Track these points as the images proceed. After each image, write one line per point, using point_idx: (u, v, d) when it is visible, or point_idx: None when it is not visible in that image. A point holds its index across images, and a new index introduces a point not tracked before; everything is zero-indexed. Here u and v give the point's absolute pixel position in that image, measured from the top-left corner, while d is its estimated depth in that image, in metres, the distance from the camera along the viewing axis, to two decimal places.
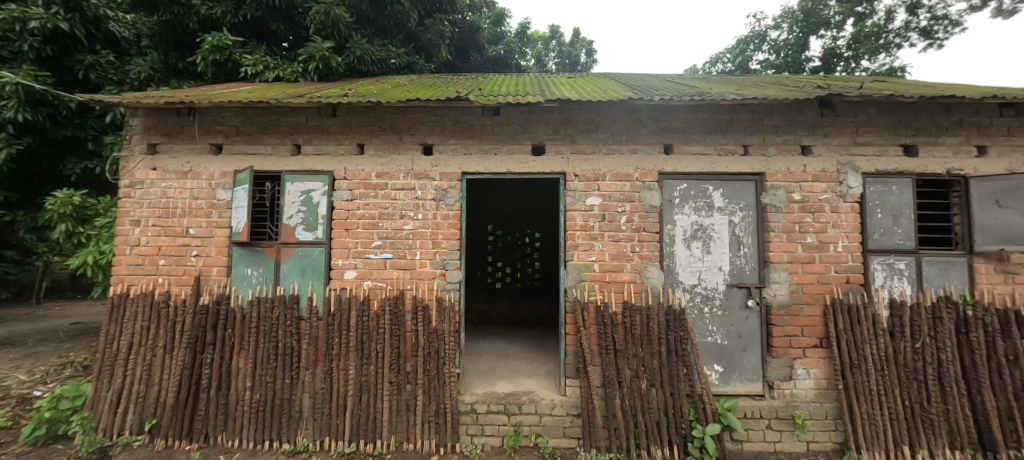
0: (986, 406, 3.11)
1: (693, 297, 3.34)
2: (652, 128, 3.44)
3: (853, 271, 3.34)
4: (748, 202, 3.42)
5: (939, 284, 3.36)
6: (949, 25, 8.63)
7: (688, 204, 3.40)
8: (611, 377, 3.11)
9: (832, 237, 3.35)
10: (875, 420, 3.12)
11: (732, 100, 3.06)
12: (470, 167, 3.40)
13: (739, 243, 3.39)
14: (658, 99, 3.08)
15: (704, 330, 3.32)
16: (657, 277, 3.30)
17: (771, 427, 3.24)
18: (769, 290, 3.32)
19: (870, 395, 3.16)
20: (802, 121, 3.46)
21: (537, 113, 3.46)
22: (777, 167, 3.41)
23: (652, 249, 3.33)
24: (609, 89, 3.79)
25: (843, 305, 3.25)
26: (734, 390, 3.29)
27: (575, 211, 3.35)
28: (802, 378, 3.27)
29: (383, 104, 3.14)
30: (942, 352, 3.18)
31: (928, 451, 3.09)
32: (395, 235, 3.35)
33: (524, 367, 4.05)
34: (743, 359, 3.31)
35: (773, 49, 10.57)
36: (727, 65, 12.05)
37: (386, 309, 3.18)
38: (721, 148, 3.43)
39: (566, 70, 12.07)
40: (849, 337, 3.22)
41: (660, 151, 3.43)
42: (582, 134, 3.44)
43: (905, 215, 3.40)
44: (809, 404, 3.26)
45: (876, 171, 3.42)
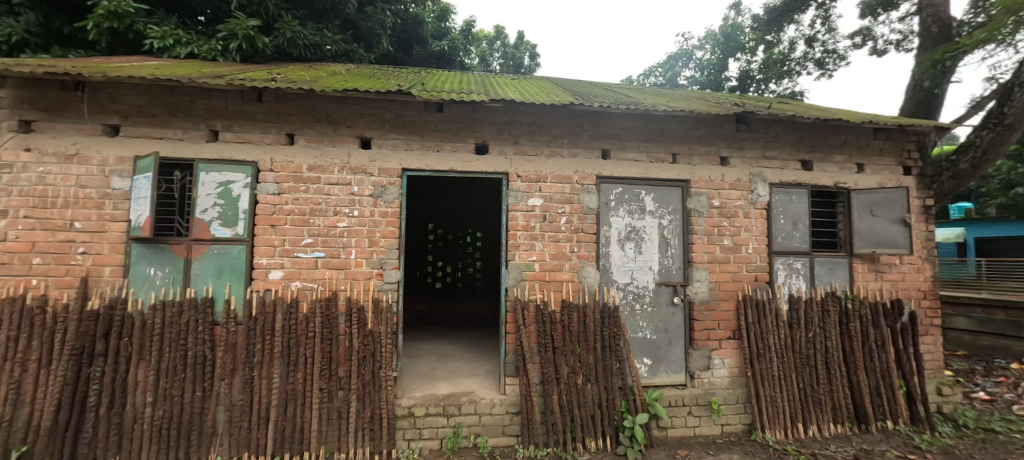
0: (860, 385, 3.65)
1: (626, 294, 3.54)
2: (591, 133, 3.59)
3: (760, 271, 3.75)
4: (675, 207, 3.69)
5: (827, 281, 3.89)
6: (837, 59, 10.00)
7: (623, 207, 3.59)
8: (549, 374, 3.18)
9: (745, 239, 3.73)
10: (777, 402, 3.52)
11: (663, 111, 3.28)
12: (412, 163, 3.29)
13: (667, 244, 3.64)
14: (597, 105, 3.21)
15: (636, 326, 3.52)
16: (594, 276, 3.45)
17: (692, 413, 3.52)
18: (692, 288, 3.61)
19: (773, 380, 3.55)
20: (723, 134, 3.81)
21: (481, 113, 3.45)
22: (700, 175, 3.71)
23: (590, 250, 3.47)
24: (552, 93, 3.90)
25: (753, 300, 3.63)
26: (660, 381, 3.53)
27: (517, 211, 3.38)
28: (718, 367, 3.60)
29: (317, 93, 2.93)
30: (828, 340, 3.67)
31: (817, 427, 3.56)
32: (328, 233, 3.15)
33: (464, 368, 4.02)
34: (669, 352, 3.56)
35: (698, 67, 11.97)
36: (659, 78, 12.95)
37: (317, 311, 2.98)
38: (653, 156, 3.67)
39: (510, 72, 12.21)
40: (757, 330, 3.60)
41: (598, 156, 3.59)
42: (525, 136, 3.49)
43: (802, 221, 3.89)
44: (723, 391, 3.60)
45: (780, 181, 3.86)
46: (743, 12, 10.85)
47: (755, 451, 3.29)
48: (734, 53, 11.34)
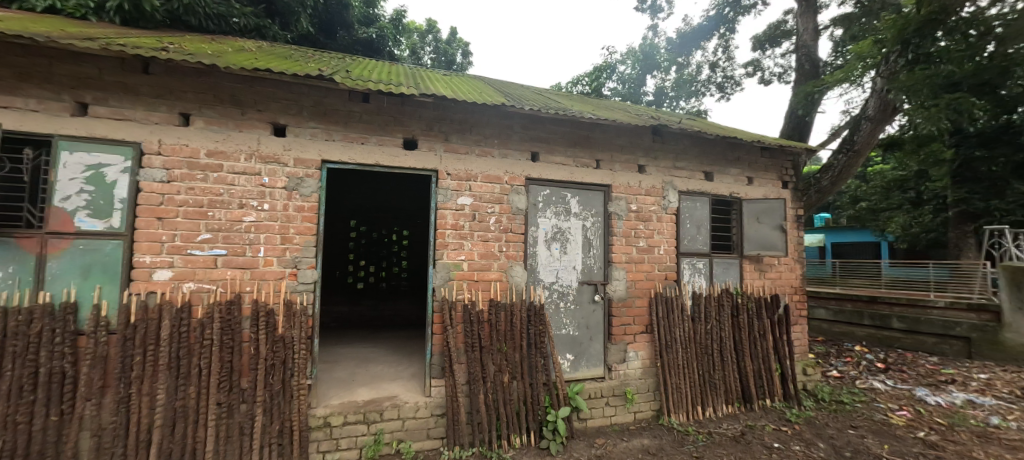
0: (747, 370, 4.19)
1: (551, 293, 3.66)
2: (522, 135, 3.66)
3: (670, 270, 4.12)
4: (598, 210, 3.90)
5: (722, 279, 4.41)
6: (734, 84, 11.40)
7: (550, 208, 3.71)
8: (475, 374, 3.16)
9: (657, 241, 4.07)
10: (681, 389, 3.90)
11: (589, 119, 3.46)
12: (333, 155, 3.07)
13: (590, 245, 3.84)
14: (528, 109, 3.27)
15: (559, 323, 3.66)
16: (521, 276, 3.53)
17: (609, 403, 3.76)
18: (611, 286, 3.85)
19: (678, 368, 3.93)
20: (640, 144, 4.12)
21: (410, 106, 3.33)
22: (620, 181, 3.97)
23: (518, 250, 3.54)
24: (484, 92, 3.90)
25: (663, 297, 3.97)
26: (582, 374, 3.71)
27: (447, 210, 3.31)
28: (632, 359, 3.89)
29: (221, 69, 2.59)
30: (723, 331, 4.16)
31: (713, 408, 4.00)
32: (231, 228, 2.81)
33: (387, 371, 3.85)
34: (590, 347, 3.76)
35: (620, 80, 12.83)
36: (585, 87, 13.63)
37: (215, 316, 2.63)
38: (578, 161, 3.84)
39: (441, 67, 11.98)
40: (666, 324, 3.94)
41: (528, 158, 3.66)
42: (456, 134, 3.44)
43: (703, 226, 4.35)
44: (636, 381, 3.89)
45: (688, 190, 4.28)
46: (659, 34, 11.87)
47: (662, 434, 3.61)
48: (650, 70, 12.37)
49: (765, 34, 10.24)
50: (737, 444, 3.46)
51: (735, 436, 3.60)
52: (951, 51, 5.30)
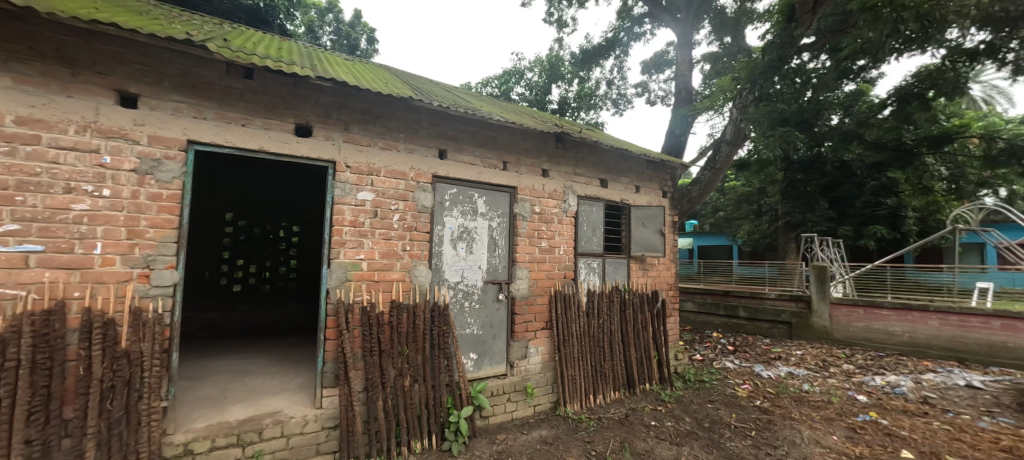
0: (632, 358, 4.67)
1: (456, 293, 3.63)
2: (430, 131, 3.56)
3: (569, 269, 4.40)
4: (504, 211, 3.98)
5: (613, 277, 4.85)
6: (626, 102, 12.65)
7: (457, 208, 3.68)
8: (373, 380, 2.98)
9: (557, 242, 4.31)
10: (576, 380, 4.18)
11: (498, 121, 3.51)
12: (203, 135, 2.62)
13: (495, 245, 3.89)
14: (437, 104, 3.20)
15: (464, 323, 3.65)
16: (425, 275, 3.42)
17: (510, 399, 3.86)
18: (514, 285, 3.96)
19: (574, 361, 4.20)
20: (545, 150, 4.32)
21: (304, 89, 3.01)
22: (525, 184, 4.11)
23: (422, 249, 3.43)
24: (390, 83, 3.71)
25: (562, 295, 4.22)
26: (484, 372, 3.75)
27: (345, 205, 3.06)
28: (532, 355, 4.05)
29: (42, 15, 2.03)
30: (613, 324, 4.57)
31: (602, 396, 4.37)
32: (53, 218, 2.21)
33: (268, 385, 3.41)
34: (493, 345, 3.82)
35: (528, 86, 13.29)
36: (494, 90, 13.85)
37: (24, 330, 2.05)
38: (486, 161, 3.88)
39: (343, 51, 11.10)
40: (564, 320, 4.19)
41: (435, 155, 3.58)
42: (358, 124, 3.20)
43: (598, 229, 4.74)
44: (536, 376, 4.07)
45: (586, 195, 4.61)
46: (564, 47, 12.61)
47: (558, 423, 3.83)
48: (556, 80, 13.06)
49: (652, 60, 11.56)
50: (622, 425, 3.83)
51: (620, 418, 3.98)
52: (784, 93, 6.59)
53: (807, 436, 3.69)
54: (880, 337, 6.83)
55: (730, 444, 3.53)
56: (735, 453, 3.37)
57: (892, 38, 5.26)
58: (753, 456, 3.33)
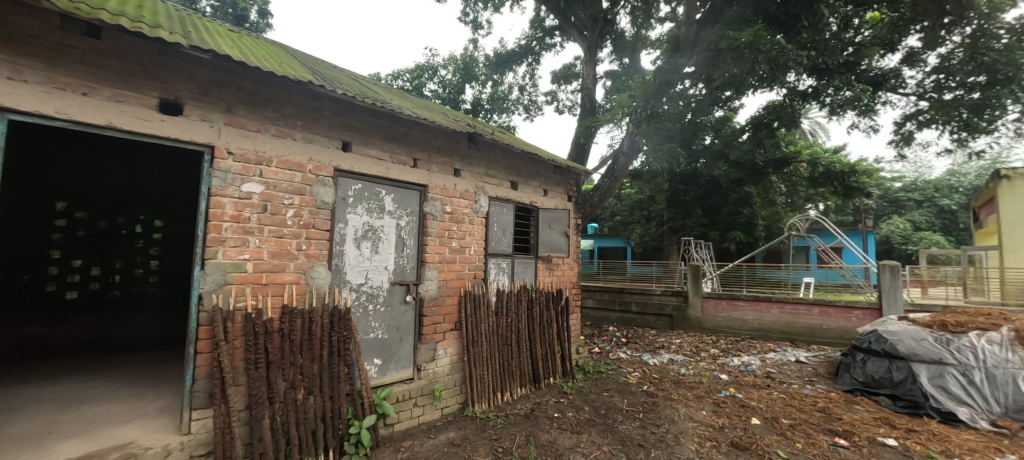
0: (537, 354, 4.86)
1: (359, 295, 3.40)
2: (333, 121, 3.29)
3: (478, 270, 4.42)
4: (413, 209, 3.84)
5: (520, 277, 5.01)
6: (536, 109, 13.19)
7: (361, 205, 3.45)
8: (259, 396, 2.63)
9: (468, 242, 4.30)
10: (484, 379, 4.20)
11: (409, 116, 3.37)
12: (21, 101, 2.05)
13: (403, 245, 3.73)
14: (341, 93, 2.95)
15: (367, 327, 3.43)
16: (323, 277, 3.14)
17: (417, 403, 3.73)
18: (423, 286, 3.84)
19: (483, 360, 4.23)
20: (457, 149, 4.27)
21: (173, 60, 2.56)
22: (436, 182, 4.02)
23: (320, 248, 3.15)
24: (285, 64, 3.33)
25: (471, 295, 4.21)
26: (389, 378, 3.57)
27: (225, 197, 2.66)
28: (440, 357, 3.98)
29: None
30: (521, 322, 4.70)
31: (510, 392, 4.47)
32: None
33: (114, 413, 2.81)
34: (399, 349, 3.66)
35: (441, 83, 13.00)
36: (406, 83, 13.34)
37: None
38: (395, 157, 3.70)
39: (227, 21, 9.70)
40: (473, 320, 4.19)
41: (338, 147, 3.31)
42: (244, 105, 2.82)
43: (508, 229, 4.84)
44: (444, 378, 4.00)
45: (496, 196, 4.68)
46: (478, 49, 12.67)
47: (466, 424, 3.82)
48: (469, 80, 12.97)
49: (561, 71, 12.24)
50: (527, 420, 3.96)
51: (526, 414, 4.11)
52: (671, 113, 7.48)
53: (683, 414, 4.22)
54: (738, 324, 8.14)
55: (622, 427, 3.87)
56: (626, 435, 3.71)
57: (751, 75, 6.33)
58: (641, 436, 3.69)
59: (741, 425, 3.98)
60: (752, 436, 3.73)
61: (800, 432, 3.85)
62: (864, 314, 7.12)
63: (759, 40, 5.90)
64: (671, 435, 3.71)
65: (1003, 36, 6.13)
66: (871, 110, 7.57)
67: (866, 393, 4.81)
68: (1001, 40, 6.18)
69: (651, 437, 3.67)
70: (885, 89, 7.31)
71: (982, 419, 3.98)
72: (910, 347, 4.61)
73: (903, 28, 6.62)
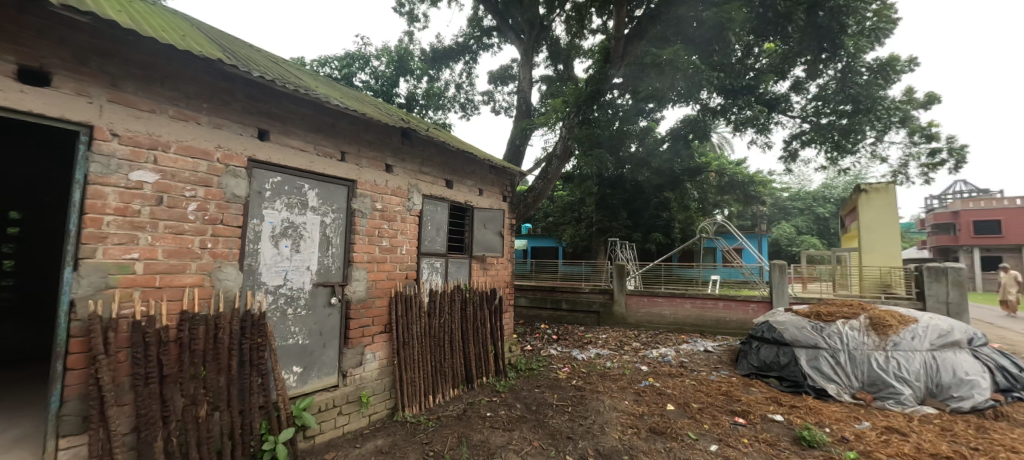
0: (471, 354, 4.82)
1: (276, 298, 3.11)
2: (247, 105, 2.97)
3: (410, 270, 4.29)
4: (340, 206, 3.61)
5: (454, 276, 4.95)
6: (472, 108, 13.18)
7: (280, 199, 3.16)
8: (150, 416, 2.29)
9: (400, 241, 4.14)
10: (415, 382, 4.07)
11: (337, 106, 3.14)
12: None
13: (328, 244, 3.49)
14: (257, 75, 2.67)
15: (285, 333, 3.15)
16: (233, 279, 2.83)
17: (341, 412, 3.51)
18: (350, 287, 3.62)
19: (414, 362, 4.09)
20: (389, 144, 4.10)
21: (38, 19, 2.13)
22: (366, 178, 3.81)
23: (230, 247, 2.83)
24: (190, 37, 2.94)
25: (403, 296, 4.06)
26: (310, 387, 3.32)
27: (108, 186, 2.27)
28: (368, 361, 3.79)
29: None
30: (454, 323, 4.63)
31: (442, 394, 4.38)
32: None
33: None
34: (323, 355, 3.42)
35: (372, 74, 12.00)
36: (334, 72, 12.47)
37: None
38: (320, 149, 3.44)
39: None
40: (404, 321, 4.05)
41: (253, 135, 3.00)
42: (135, 81, 2.44)
43: (441, 228, 4.75)
44: (372, 383, 3.82)
45: (430, 194, 4.57)
46: (414, 42, 12.29)
47: (396, 430, 3.67)
48: (403, 74, 12.28)
49: (498, 72, 12.33)
50: (459, 421, 3.92)
51: (458, 415, 4.06)
52: (601, 120, 7.89)
53: (608, 405, 4.46)
54: (657, 319, 8.86)
55: (551, 422, 3.99)
56: (555, 429, 3.83)
57: (671, 90, 6.91)
58: (569, 429, 3.84)
59: (658, 411, 4.32)
60: (667, 421, 4.06)
61: (708, 414, 4.28)
62: (758, 307, 8.15)
63: (677, 58, 6.48)
64: (597, 425, 3.91)
65: (864, 73, 7.46)
66: (766, 128, 8.65)
67: (760, 376, 5.50)
68: (863, 77, 7.48)
69: (579, 429, 3.83)
70: (778, 111, 8.39)
71: (845, 394, 4.75)
72: (793, 333, 5.36)
73: (792, 59, 7.64)
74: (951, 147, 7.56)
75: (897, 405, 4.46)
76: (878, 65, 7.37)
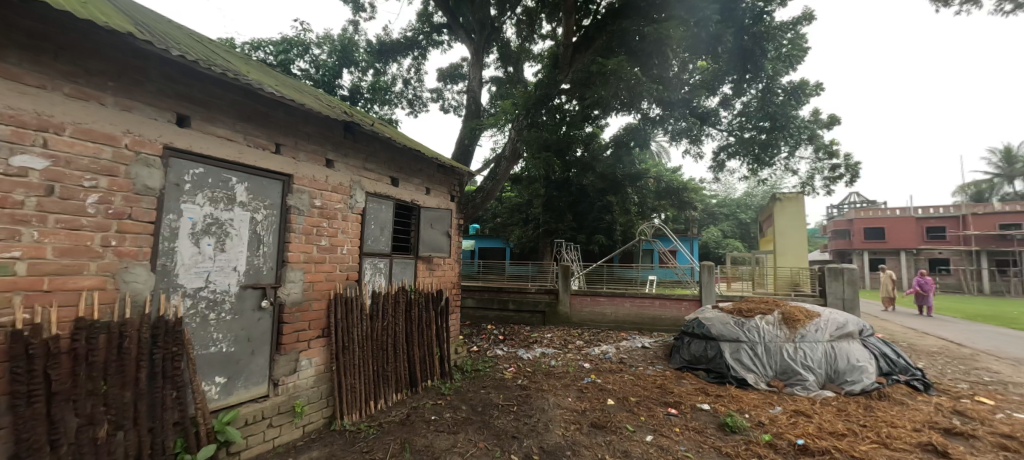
0: (415, 357, 4.69)
1: (196, 301, 2.82)
2: (163, 87, 2.66)
3: (351, 270, 4.08)
4: (273, 202, 3.35)
5: (398, 277, 4.80)
6: (421, 105, 12.87)
7: (203, 193, 2.87)
8: (34, 441, 1.97)
9: (340, 241, 3.93)
10: (356, 388, 3.88)
11: (272, 94, 2.91)
12: None
13: (259, 243, 3.22)
14: (178, 54, 2.40)
15: (206, 340, 2.87)
16: (143, 281, 2.52)
17: (272, 424, 3.26)
18: (284, 289, 3.37)
19: (355, 368, 3.90)
20: (331, 137, 3.87)
21: None
22: (303, 172, 3.57)
23: (141, 245, 2.51)
24: (95, 5, 2.58)
25: (342, 298, 3.85)
26: (236, 398, 3.05)
27: None
28: (304, 368, 3.55)
29: None
30: (398, 325, 4.48)
31: (385, 400, 4.21)
32: None
33: None
34: (251, 363, 3.15)
35: (312, 63, 11.27)
36: (268, 57, 11.56)
37: None
38: (251, 140, 3.17)
39: None
40: (344, 325, 3.84)
41: (171, 120, 2.69)
42: (20, 50, 2.09)
43: (386, 227, 4.58)
44: (307, 391, 3.58)
45: (374, 192, 4.38)
46: (359, 33, 11.75)
47: (333, 440, 3.48)
48: (347, 64, 11.68)
49: (448, 70, 12.16)
50: (402, 427, 3.79)
51: (401, 420, 3.94)
52: (549, 124, 8.06)
53: (552, 402, 4.56)
54: (599, 317, 9.23)
55: (497, 422, 4.00)
56: (500, 429, 3.84)
57: (615, 98, 7.23)
58: (514, 428, 3.88)
59: (600, 407, 4.49)
60: (608, 415, 4.24)
61: (644, 406, 4.53)
62: (690, 304, 8.78)
63: (621, 68, 6.77)
64: (541, 423, 3.98)
65: (780, 94, 8.33)
66: (699, 139, 9.35)
67: (690, 369, 5.94)
68: (779, 97, 8.35)
69: (524, 428, 3.88)
70: (708, 123, 9.10)
71: (761, 382, 5.26)
72: (720, 329, 5.85)
73: (722, 77, 8.31)
74: (848, 163, 8.66)
75: (803, 391, 5.03)
76: (791, 87, 8.23)
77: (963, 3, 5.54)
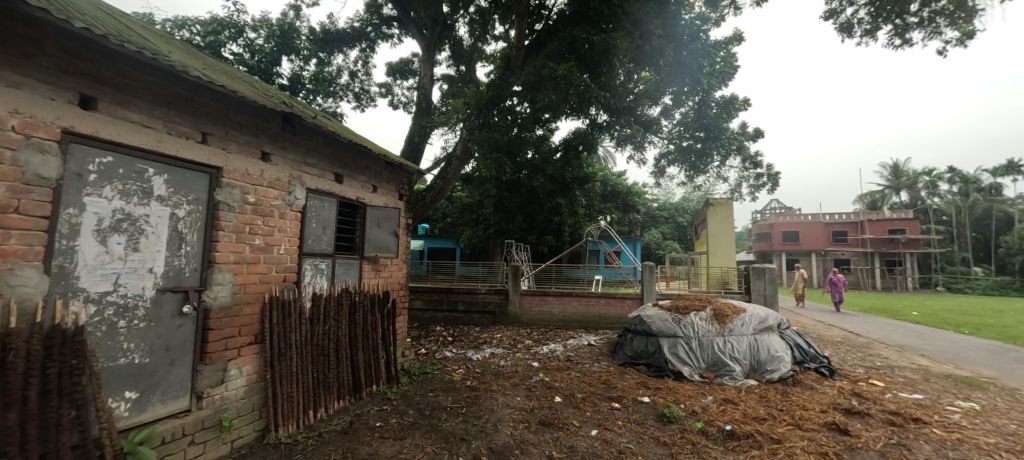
0: (360, 362, 4.48)
1: (102, 307, 2.50)
2: (62, 63, 2.33)
3: (289, 271, 3.82)
4: (198, 197, 3.05)
5: (342, 278, 4.57)
6: (368, 99, 12.37)
7: (112, 185, 2.55)
8: None
9: (277, 240, 3.67)
10: (293, 397, 3.63)
11: (199, 79, 2.65)
12: None
13: (180, 241, 2.92)
14: (83, 26, 2.11)
15: (114, 351, 2.55)
16: (33, 285, 2.19)
17: (194, 441, 2.96)
18: (210, 292, 3.08)
19: (292, 376, 3.65)
20: (267, 129, 3.60)
21: None
22: (234, 165, 3.29)
23: (31, 243, 2.18)
24: None
25: (279, 301, 3.59)
26: (150, 416, 2.73)
27: None
28: (233, 378, 3.27)
29: None
30: (341, 329, 4.25)
31: (326, 408, 3.98)
32: None
33: None
34: (169, 375, 2.85)
35: (247, 48, 10.40)
36: (195, 37, 10.51)
37: None
38: (173, 128, 2.86)
39: None
40: (280, 330, 3.58)
41: (71, 101, 2.36)
42: None
43: (329, 226, 4.34)
44: (237, 403, 3.30)
45: (315, 188, 4.14)
46: (301, 19, 11.04)
47: (266, 454, 3.23)
48: (287, 52, 10.90)
49: (397, 65, 11.81)
50: (344, 436, 3.61)
51: (343, 428, 3.75)
52: (500, 125, 8.08)
53: (501, 402, 4.58)
54: (546, 316, 9.41)
55: (445, 425, 3.94)
56: (448, 432, 3.79)
57: (564, 103, 7.41)
58: (463, 430, 3.83)
59: (548, 404, 4.58)
60: (555, 412, 4.33)
61: (589, 402, 4.69)
62: (632, 302, 9.21)
63: (571, 74, 6.96)
64: (490, 424, 3.98)
65: (713, 107, 9.03)
66: (642, 145, 9.86)
67: (632, 364, 6.25)
68: (713, 109, 9.04)
69: (473, 429, 3.85)
70: (651, 131, 9.62)
71: (695, 374, 5.65)
72: (659, 326, 6.18)
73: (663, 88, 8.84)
74: (770, 173, 9.55)
75: (731, 381, 5.46)
76: (723, 102, 8.99)
77: (863, 36, 6.35)
